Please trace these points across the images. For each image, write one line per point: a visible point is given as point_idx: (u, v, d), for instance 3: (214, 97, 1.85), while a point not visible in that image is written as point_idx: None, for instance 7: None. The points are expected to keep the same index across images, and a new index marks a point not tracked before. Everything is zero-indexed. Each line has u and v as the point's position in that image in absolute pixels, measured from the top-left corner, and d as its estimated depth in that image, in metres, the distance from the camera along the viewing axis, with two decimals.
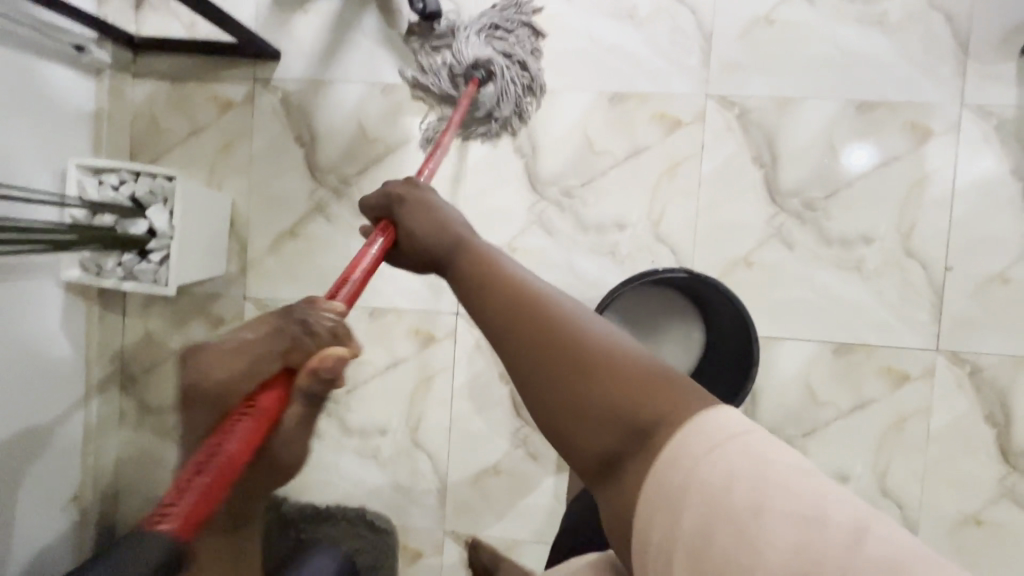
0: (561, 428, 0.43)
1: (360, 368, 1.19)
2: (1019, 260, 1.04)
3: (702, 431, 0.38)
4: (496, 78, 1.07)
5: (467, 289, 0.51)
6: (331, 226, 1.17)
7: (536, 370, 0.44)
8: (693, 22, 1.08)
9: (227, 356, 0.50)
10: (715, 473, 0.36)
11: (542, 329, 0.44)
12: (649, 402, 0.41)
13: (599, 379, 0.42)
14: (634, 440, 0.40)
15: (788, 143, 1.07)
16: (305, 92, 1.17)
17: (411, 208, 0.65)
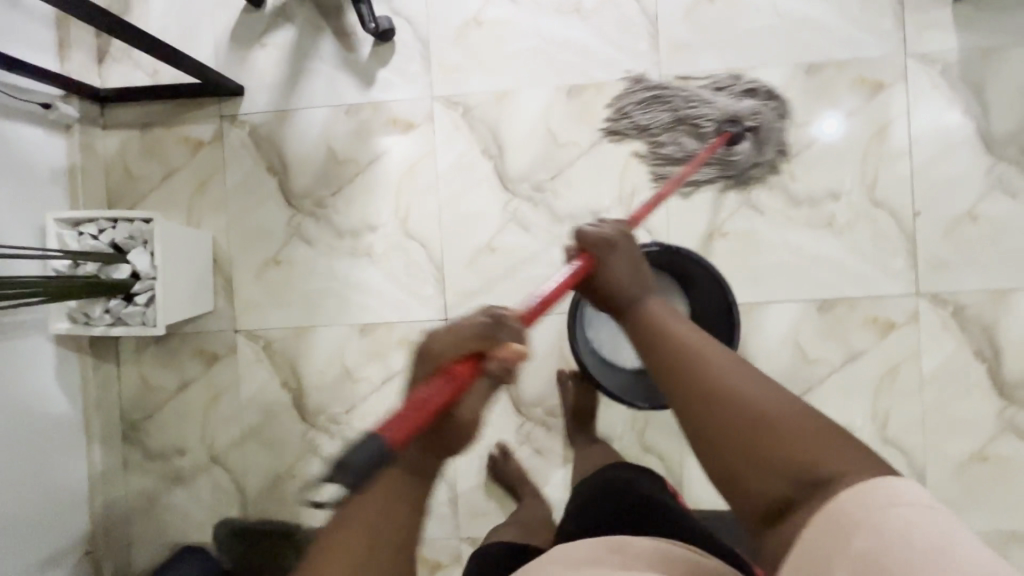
0: (738, 475, 0.54)
1: (358, 386, 1.19)
2: (984, 196, 1.06)
3: (882, 493, 0.45)
4: (709, 138, 1.10)
5: (655, 344, 0.66)
6: (312, 249, 1.19)
7: (708, 411, 0.57)
8: (637, 9, 1.11)
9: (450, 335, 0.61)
10: (896, 519, 0.42)
11: (722, 380, 0.58)
12: (819, 456, 0.50)
13: (770, 427, 0.53)
14: (804, 489, 0.49)
15: (745, 112, 1.10)
16: (271, 123, 1.19)
17: (622, 263, 0.78)
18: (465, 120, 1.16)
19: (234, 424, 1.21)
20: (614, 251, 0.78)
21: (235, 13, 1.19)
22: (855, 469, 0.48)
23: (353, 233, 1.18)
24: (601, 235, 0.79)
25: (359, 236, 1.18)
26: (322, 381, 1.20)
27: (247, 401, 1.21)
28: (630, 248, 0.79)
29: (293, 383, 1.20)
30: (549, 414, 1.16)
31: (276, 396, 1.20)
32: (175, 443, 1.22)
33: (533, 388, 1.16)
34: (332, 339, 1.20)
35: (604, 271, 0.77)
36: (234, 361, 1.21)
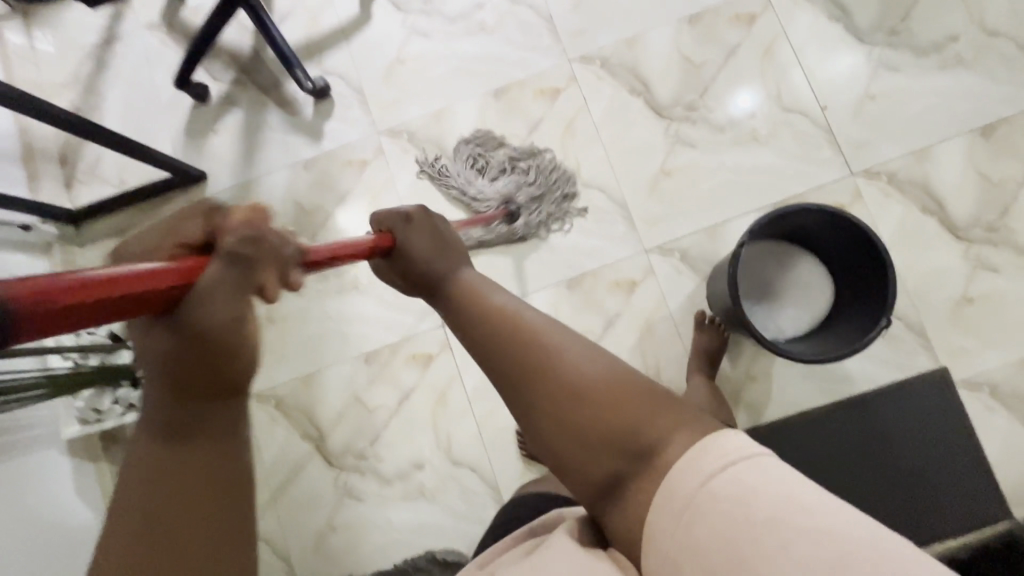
0: (567, 451, 0.51)
1: (376, 416, 1.20)
2: (873, 78, 1.21)
3: (709, 456, 0.46)
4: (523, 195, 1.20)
5: (470, 324, 0.60)
6: (302, 298, 1.24)
7: (536, 397, 0.53)
8: (533, 13, 1.28)
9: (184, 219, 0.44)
10: (728, 487, 0.43)
11: (547, 356, 0.53)
12: (640, 421, 0.49)
13: (585, 406, 0.51)
14: (634, 463, 0.49)
15: (650, 69, 1.25)
16: (238, 196, 1.28)
17: (412, 231, 0.72)
18: (412, 143, 1.27)
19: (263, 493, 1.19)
20: (411, 224, 0.72)
21: (185, 111, 1.31)
22: (667, 425, 0.49)
23: (335, 271, 1.24)
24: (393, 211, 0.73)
25: (341, 272, 1.24)
26: (340, 420, 1.20)
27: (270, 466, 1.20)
28: (428, 218, 0.73)
29: (312, 431, 1.20)
30: None
31: (298, 451, 1.20)
32: None
33: None
34: (340, 377, 1.22)
35: (400, 243, 0.71)
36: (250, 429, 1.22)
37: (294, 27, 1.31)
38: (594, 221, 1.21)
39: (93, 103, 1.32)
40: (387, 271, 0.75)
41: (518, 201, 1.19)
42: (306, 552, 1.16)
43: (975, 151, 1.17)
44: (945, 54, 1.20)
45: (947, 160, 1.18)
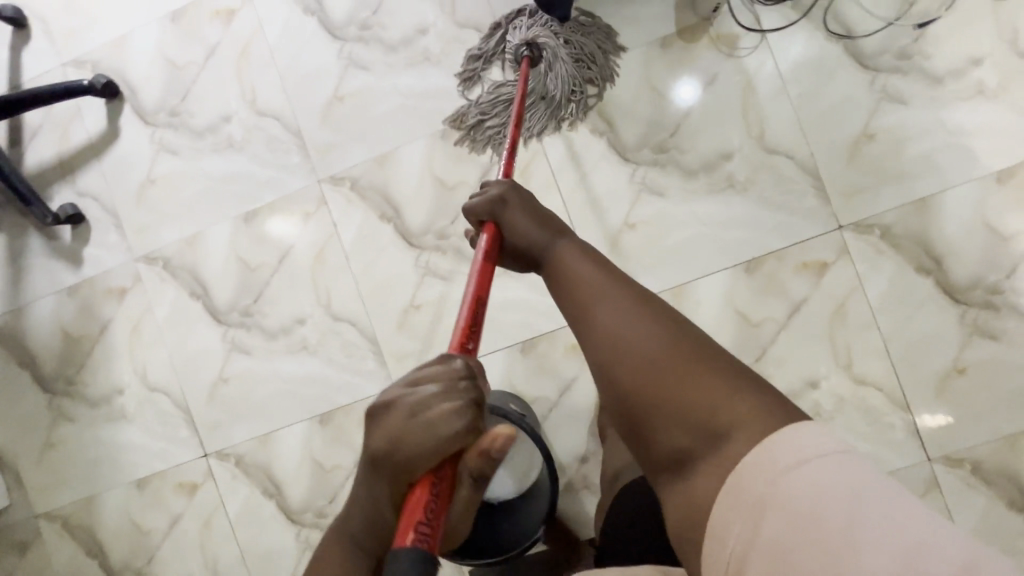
0: (649, 422, 0.51)
1: (151, 538, 1.27)
2: (634, 203, 1.10)
3: (784, 449, 0.43)
4: (549, 62, 1.06)
5: (570, 301, 0.61)
6: (77, 424, 1.28)
7: (635, 379, 0.52)
8: (280, 126, 1.19)
9: (406, 439, 0.52)
10: (805, 484, 0.41)
11: (619, 342, 0.54)
12: (725, 400, 0.48)
13: (673, 378, 0.50)
14: (706, 441, 0.47)
15: (402, 191, 1.16)
16: (10, 323, 1.29)
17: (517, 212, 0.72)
18: (168, 271, 1.24)
19: None
20: (507, 204, 0.73)
21: None
22: (750, 414, 0.46)
23: (105, 399, 1.27)
24: (491, 200, 0.73)
25: (111, 400, 1.27)
26: (119, 540, 1.28)
27: None
28: (523, 198, 0.73)
29: (95, 550, 1.28)
30: (319, 516, 1.21)
31: (84, 567, 1.29)
32: None
33: (298, 494, 1.22)
34: (117, 501, 1.28)
35: (503, 226, 0.72)
36: (40, 546, 1.30)
37: (44, 144, 1.25)
38: (345, 355, 1.19)
39: None
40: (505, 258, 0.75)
41: (547, 50, 1.05)
42: None
43: (738, 288, 1.08)
44: (715, 175, 1.08)
45: (705, 298, 1.09)
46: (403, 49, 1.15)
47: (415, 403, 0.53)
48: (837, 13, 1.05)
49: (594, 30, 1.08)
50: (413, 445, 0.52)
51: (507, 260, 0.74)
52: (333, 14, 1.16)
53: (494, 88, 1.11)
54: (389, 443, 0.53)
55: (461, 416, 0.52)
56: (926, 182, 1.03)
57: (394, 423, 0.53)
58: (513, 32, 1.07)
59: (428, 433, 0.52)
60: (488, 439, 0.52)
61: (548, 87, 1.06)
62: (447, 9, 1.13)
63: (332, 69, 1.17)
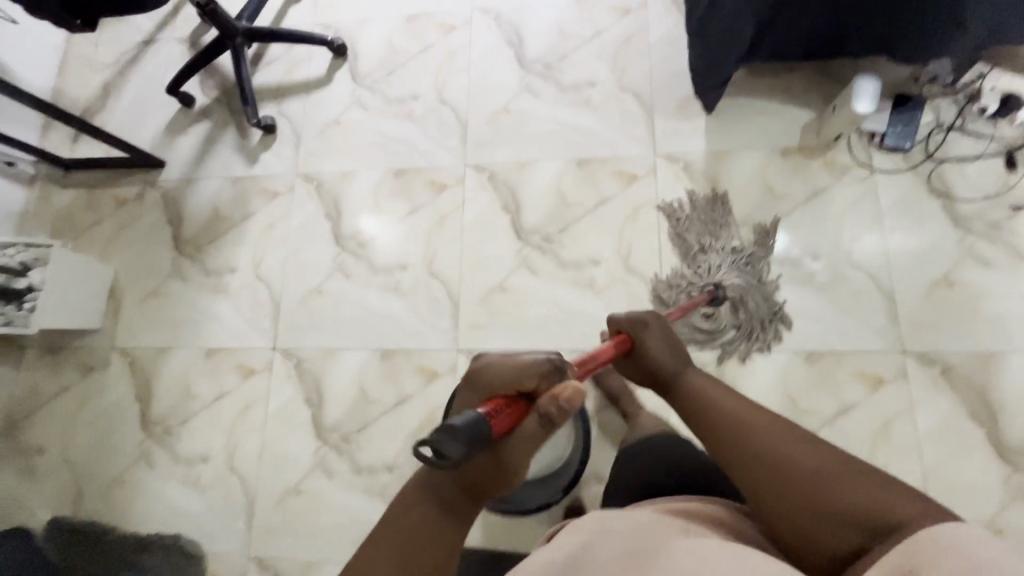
0: (808, 528, 0.54)
1: (194, 404, 1.38)
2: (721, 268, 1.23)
3: (952, 531, 0.45)
4: (731, 299, 1.17)
5: (709, 417, 0.68)
6: (186, 285, 1.47)
7: (783, 481, 0.57)
8: (453, 115, 1.45)
9: (494, 367, 0.63)
10: (986, 549, 0.42)
11: (766, 453, 0.59)
12: (881, 500, 0.51)
13: (825, 482, 0.54)
14: (873, 537, 0.50)
15: (528, 194, 1.35)
16: (178, 187, 1.54)
17: (655, 335, 0.85)
18: (316, 191, 1.47)
19: (90, 428, 1.42)
20: (646, 326, 0.86)
21: (171, 111, 1.60)
22: (914, 510, 0.49)
23: (217, 272, 1.46)
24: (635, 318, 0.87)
25: (221, 275, 1.46)
26: (167, 394, 1.40)
27: (105, 409, 1.42)
28: (661, 325, 0.87)
29: (144, 395, 1.41)
30: (343, 438, 1.29)
31: (128, 406, 1.41)
32: (40, 443, 1.43)
33: (334, 412, 1.31)
34: (182, 360, 1.42)
35: (639, 345, 0.85)
36: (103, 373, 1.45)
37: (273, 71, 1.58)
38: (426, 308, 1.33)
39: (116, 84, 1.64)
40: (631, 367, 0.87)
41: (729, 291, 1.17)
42: (98, 489, 1.37)
43: (793, 373, 1.15)
44: (800, 270, 1.20)
45: (760, 371, 1.16)
46: (571, 91, 1.40)
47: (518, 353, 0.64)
48: (942, 177, 1.20)
49: (771, 293, 1.18)
50: (502, 375, 0.62)
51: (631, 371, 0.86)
52: (527, 50, 1.45)
53: (682, 286, 1.22)
54: (486, 366, 0.64)
55: (548, 366, 0.61)
56: (994, 341, 1.11)
57: (492, 359, 0.65)
58: (716, 251, 1.22)
59: (511, 370, 0.61)
60: (558, 388, 0.57)
61: (720, 319, 1.17)
62: (617, 74, 1.39)
63: (510, 88, 1.43)
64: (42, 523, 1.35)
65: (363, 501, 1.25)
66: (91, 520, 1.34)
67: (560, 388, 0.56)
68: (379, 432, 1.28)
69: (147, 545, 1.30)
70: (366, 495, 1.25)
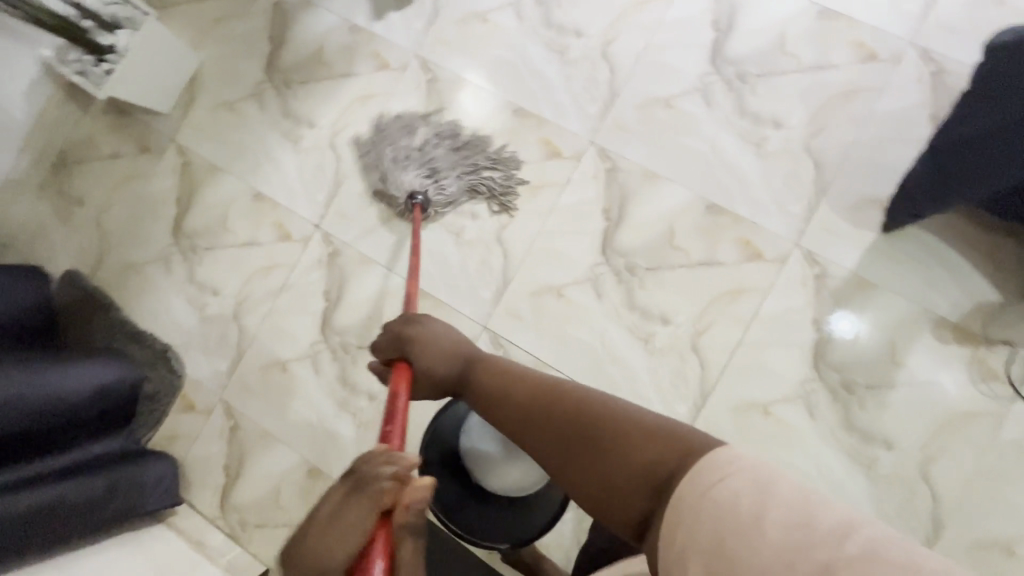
0: (605, 499, 0.51)
1: (224, 237, 1.35)
2: (785, 400, 1.09)
3: (704, 472, 0.45)
4: (429, 200, 1.21)
5: (508, 397, 0.63)
6: (261, 115, 1.37)
7: (577, 449, 0.54)
8: (607, 79, 1.21)
9: (321, 551, 0.50)
10: (727, 493, 0.42)
11: (568, 424, 0.56)
12: (652, 454, 0.49)
13: (601, 445, 0.53)
14: (654, 493, 0.48)
15: (637, 211, 1.17)
16: (294, 5, 1.37)
17: (425, 332, 0.75)
18: (427, 86, 1.29)
19: (127, 207, 1.41)
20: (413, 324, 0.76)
21: None
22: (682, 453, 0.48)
23: (295, 119, 1.35)
24: (393, 339, 0.75)
25: (298, 123, 1.34)
26: (204, 215, 1.37)
27: (145, 196, 1.41)
28: (431, 322, 0.76)
29: (184, 203, 1.39)
30: (342, 347, 1.27)
31: (166, 205, 1.39)
32: (81, 195, 1.44)
33: (344, 319, 1.28)
34: (230, 189, 1.37)
35: (415, 348, 0.74)
36: (156, 161, 1.41)
37: None
38: (474, 269, 1.23)
39: None
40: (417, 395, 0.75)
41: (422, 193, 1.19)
42: (117, 267, 1.40)
43: None
44: (865, 448, 1.05)
45: None
46: (750, 120, 1.15)
47: (330, 511, 0.51)
48: None
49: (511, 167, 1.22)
50: (338, 548, 0.50)
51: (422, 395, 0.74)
52: (729, 45, 1.16)
53: (438, 200, 1.21)
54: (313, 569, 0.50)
55: (366, 493, 0.52)
56: None
57: (308, 540, 0.51)
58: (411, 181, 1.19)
59: (348, 529, 0.50)
60: (407, 490, 0.53)
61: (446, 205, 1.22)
62: (813, 128, 1.12)
63: (685, 81, 1.18)
64: (62, 271, 1.42)
65: (334, 411, 1.26)
66: (101, 291, 1.39)
67: (412, 491, 0.53)
68: None
69: (141, 340, 1.36)
70: (339, 408, 1.26)
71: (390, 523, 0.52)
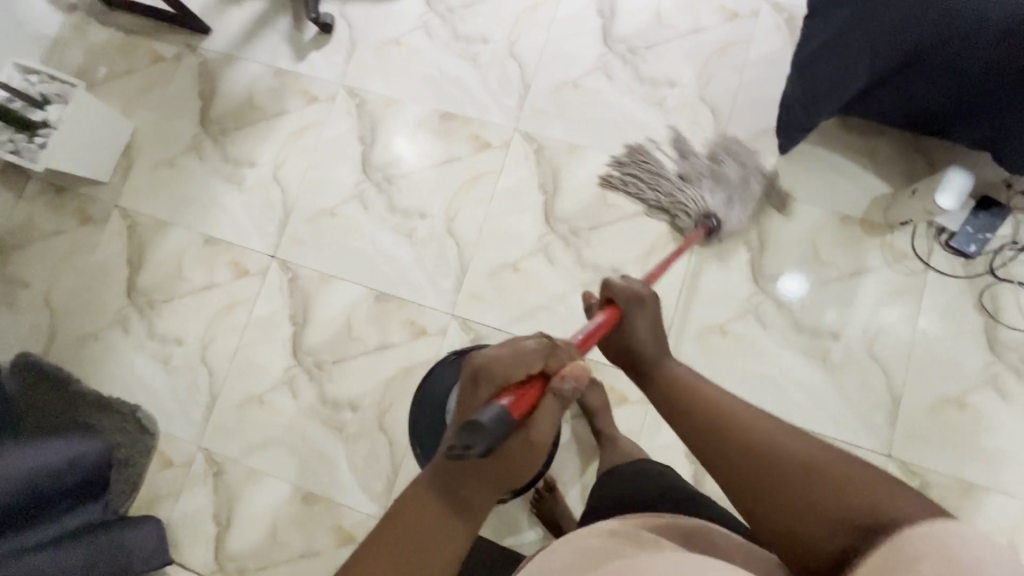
0: (800, 527, 0.52)
1: (181, 286, 1.36)
2: (737, 317, 1.18)
3: (938, 528, 0.44)
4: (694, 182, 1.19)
5: (699, 415, 0.64)
6: (201, 165, 1.42)
7: (774, 477, 0.54)
8: (518, 73, 1.35)
9: (497, 361, 0.59)
10: (970, 546, 0.42)
11: (771, 449, 0.56)
12: (875, 502, 0.49)
13: (815, 478, 0.52)
14: (863, 535, 0.48)
15: (570, 180, 1.28)
16: (218, 62, 1.46)
17: (637, 317, 0.78)
18: (357, 109, 1.39)
19: (74, 279, 1.40)
20: (634, 311, 0.79)
21: None
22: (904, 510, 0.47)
23: (236, 162, 1.41)
24: (627, 290, 0.79)
25: (239, 165, 1.40)
26: (158, 269, 1.38)
27: (93, 264, 1.41)
28: (654, 309, 0.79)
29: (135, 263, 1.39)
30: (317, 365, 1.29)
31: (117, 268, 1.39)
32: (24, 276, 1.42)
33: (315, 338, 1.30)
34: (180, 240, 1.39)
35: (625, 329, 0.78)
36: (101, 229, 1.42)
37: None
38: (432, 263, 1.29)
39: None
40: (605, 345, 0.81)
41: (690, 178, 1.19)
42: (70, 340, 1.37)
43: None
44: (816, 344, 1.15)
45: None
46: (648, 85, 1.30)
47: (518, 342, 0.61)
48: (995, 293, 1.13)
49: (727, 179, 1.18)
50: (506, 363, 0.59)
51: (613, 350, 0.80)
52: (616, 27, 1.33)
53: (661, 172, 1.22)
54: (484, 368, 0.59)
55: (538, 348, 0.60)
56: (982, 476, 1.07)
57: (484, 355, 0.61)
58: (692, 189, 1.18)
59: (514, 364, 0.58)
60: (568, 366, 0.60)
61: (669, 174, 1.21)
62: (701, 81, 1.28)
63: (586, 63, 1.33)
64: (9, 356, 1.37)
65: (319, 430, 1.26)
66: (55, 367, 1.34)
67: (573, 369, 0.59)
68: (352, 370, 1.27)
69: (106, 407, 1.32)
70: (324, 425, 1.26)
71: (541, 379, 0.60)
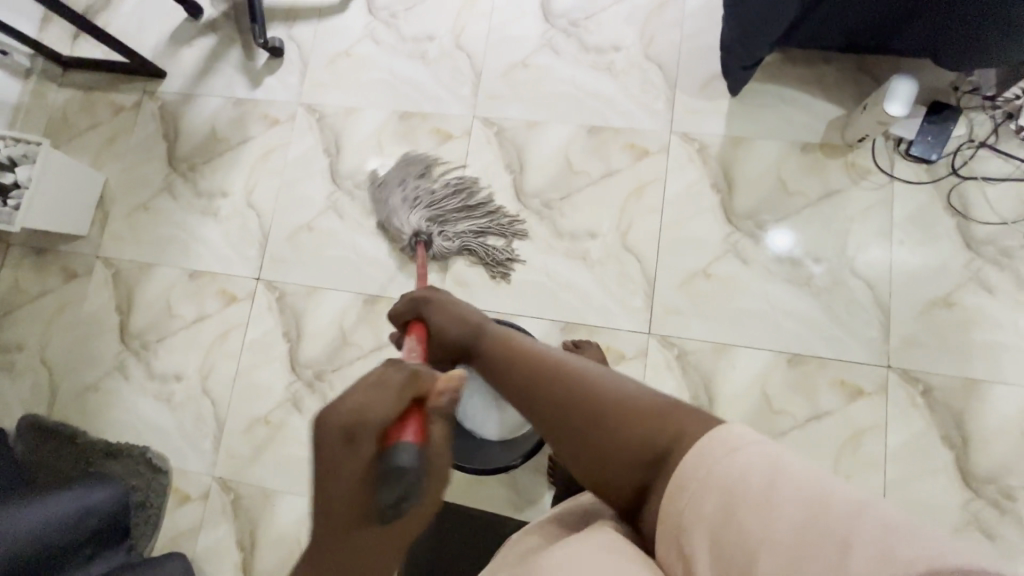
0: (601, 470, 0.59)
1: (173, 323, 1.38)
2: (717, 259, 1.20)
3: (714, 447, 0.52)
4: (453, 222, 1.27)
5: (519, 383, 0.69)
6: (175, 203, 1.44)
7: (579, 429, 0.61)
8: (468, 64, 1.38)
9: (376, 396, 0.51)
10: (742, 470, 0.50)
11: (575, 400, 0.62)
12: (650, 430, 0.57)
13: (608, 423, 0.59)
14: (651, 464, 0.56)
15: (535, 156, 1.31)
16: (177, 103, 1.49)
17: (440, 312, 0.85)
18: (318, 124, 1.42)
19: (67, 334, 1.42)
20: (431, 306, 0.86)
21: (178, 23, 1.52)
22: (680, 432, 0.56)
23: (209, 195, 1.43)
24: (414, 300, 0.88)
25: (212, 197, 1.43)
26: (147, 311, 1.39)
27: (84, 317, 1.42)
28: (444, 300, 0.87)
29: (124, 308, 1.41)
30: (317, 377, 1.29)
31: (108, 317, 1.41)
32: (18, 340, 1.43)
33: (311, 350, 1.31)
34: (166, 279, 1.41)
35: (435, 325, 0.84)
36: (87, 282, 1.44)
37: None
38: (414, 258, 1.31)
39: None
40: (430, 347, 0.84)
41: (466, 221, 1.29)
42: (71, 395, 1.38)
43: (776, 374, 1.13)
44: (798, 271, 1.17)
45: (742, 366, 1.15)
46: (594, 53, 1.33)
47: (383, 374, 0.54)
48: (962, 192, 1.15)
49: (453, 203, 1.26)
50: (384, 401, 0.52)
51: (435, 353, 0.85)
52: (555, 3, 1.37)
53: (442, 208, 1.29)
54: (358, 414, 0.50)
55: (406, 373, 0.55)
56: (980, 370, 1.09)
57: (350, 397, 0.51)
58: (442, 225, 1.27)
59: (390, 398, 0.52)
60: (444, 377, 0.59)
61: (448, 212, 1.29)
62: (644, 40, 1.32)
63: (531, 42, 1.36)
64: (15, 420, 1.38)
65: None
66: (60, 423, 1.35)
67: (447, 381, 0.58)
68: (352, 375, 1.28)
69: (116, 454, 1.32)
70: None
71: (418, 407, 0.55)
